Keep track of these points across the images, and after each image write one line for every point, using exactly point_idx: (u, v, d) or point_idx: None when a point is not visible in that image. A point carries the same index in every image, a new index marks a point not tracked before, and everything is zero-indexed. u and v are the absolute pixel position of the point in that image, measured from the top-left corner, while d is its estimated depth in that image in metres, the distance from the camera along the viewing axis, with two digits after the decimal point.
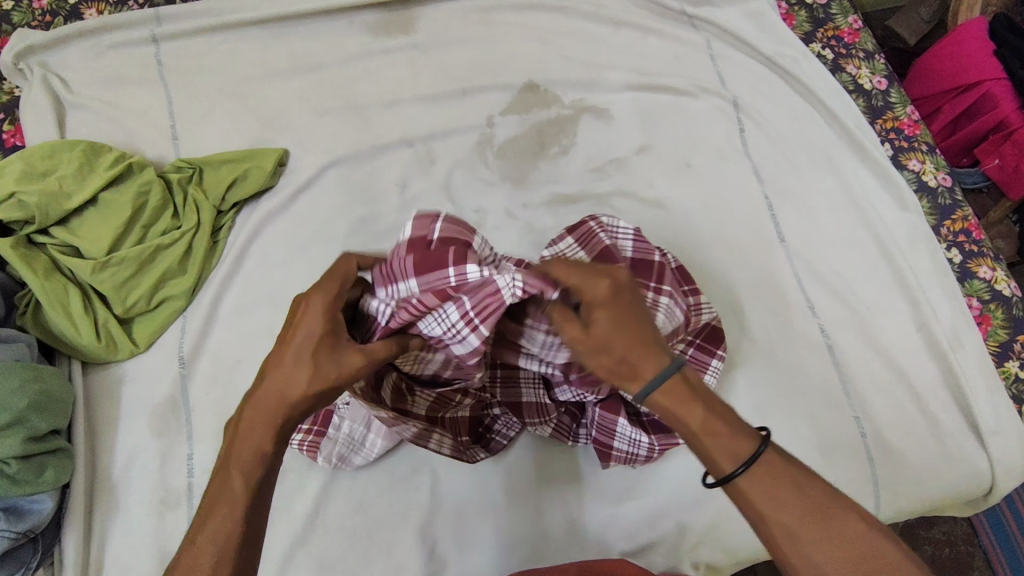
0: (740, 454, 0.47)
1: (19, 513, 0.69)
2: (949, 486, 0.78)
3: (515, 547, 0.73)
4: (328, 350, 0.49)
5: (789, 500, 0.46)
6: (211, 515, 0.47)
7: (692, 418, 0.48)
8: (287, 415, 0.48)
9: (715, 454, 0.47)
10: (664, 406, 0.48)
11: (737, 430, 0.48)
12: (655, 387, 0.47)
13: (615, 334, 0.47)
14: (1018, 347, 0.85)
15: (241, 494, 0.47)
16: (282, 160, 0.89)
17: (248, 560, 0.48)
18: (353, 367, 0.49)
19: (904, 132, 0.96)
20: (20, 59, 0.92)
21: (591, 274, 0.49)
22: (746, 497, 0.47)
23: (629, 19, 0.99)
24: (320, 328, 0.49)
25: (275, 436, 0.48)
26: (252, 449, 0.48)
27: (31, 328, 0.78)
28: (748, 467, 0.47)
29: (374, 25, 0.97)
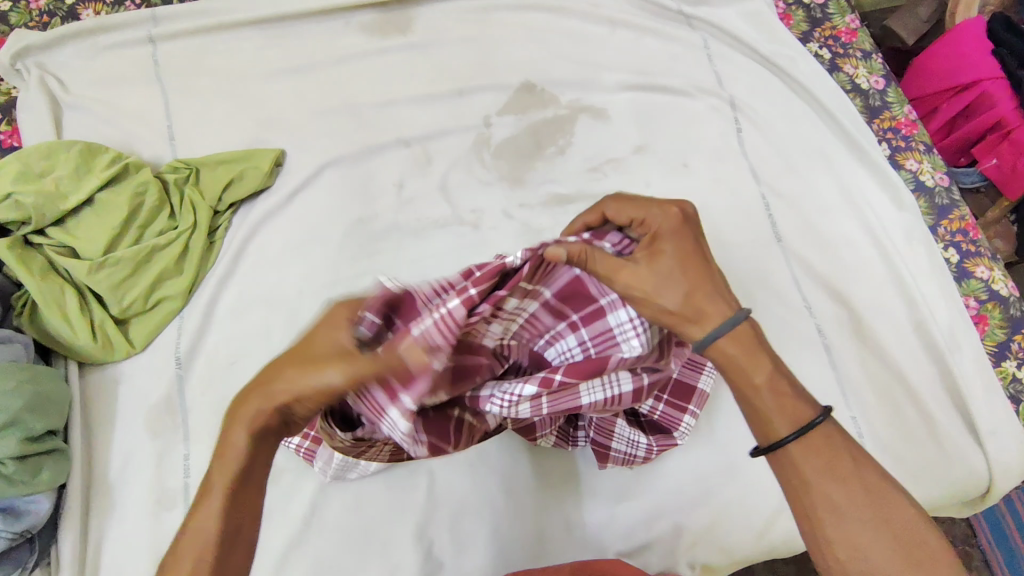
0: (798, 421, 0.49)
1: (16, 513, 0.70)
2: (946, 486, 0.78)
3: (512, 547, 0.73)
4: (329, 350, 0.46)
5: (841, 474, 0.49)
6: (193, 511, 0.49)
7: (755, 376, 0.50)
8: (259, 410, 0.48)
9: (772, 417, 0.50)
10: (729, 353, 0.51)
11: (798, 400, 0.50)
12: (722, 330, 0.50)
13: (679, 265, 0.51)
14: (1015, 347, 0.85)
15: (217, 484, 0.49)
16: (279, 160, 0.89)
17: (229, 558, 0.49)
18: (344, 373, 0.45)
19: (901, 131, 0.96)
20: (18, 60, 0.92)
21: (654, 208, 0.54)
22: (794, 463, 0.50)
23: (626, 19, 0.98)
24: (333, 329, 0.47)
25: (246, 433, 0.48)
26: (227, 443, 0.49)
27: (28, 329, 0.78)
28: (802, 434, 0.49)
29: (371, 25, 0.97)
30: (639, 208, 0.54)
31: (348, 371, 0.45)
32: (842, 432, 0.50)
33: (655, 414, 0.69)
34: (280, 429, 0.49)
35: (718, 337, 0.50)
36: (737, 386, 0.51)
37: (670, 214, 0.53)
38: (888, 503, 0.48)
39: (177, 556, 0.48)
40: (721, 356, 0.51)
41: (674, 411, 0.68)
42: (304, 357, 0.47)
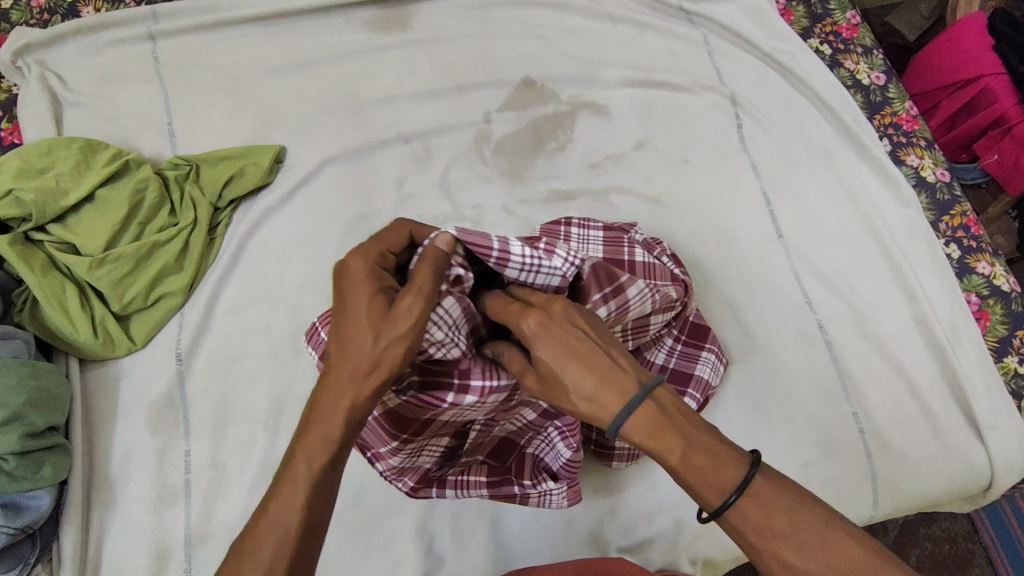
0: (722, 487, 0.44)
1: (18, 509, 0.69)
2: (948, 480, 0.78)
3: (513, 543, 0.73)
4: (377, 309, 0.47)
5: (783, 532, 0.44)
6: (275, 499, 0.46)
7: (668, 457, 0.45)
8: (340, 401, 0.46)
9: (700, 493, 0.45)
10: (636, 439, 0.45)
11: (715, 456, 0.45)
12: (624, 420, 0.44)
13: (566, 362, 0.46)
14: (1016, 343, 0.85)
15: (302, 480, 0.46)
16: (279, 156, 0.89)
17: (307, 554, 0.46)
18: (409, 312, 0.47)
19: (902, 127, 0.96)
20: (18, 57, 0.92)
21: (521, 317, 0.49)
22: (737, 531, 0.45)
23: (627, 15, 0.98)
24: (364, 300, 0.48)
25: (347, 414, 0.46)
26: (319, 427, 0.46)
27: (29, 325, 0.78)
28: (735, 497, 0.44)
29: (372, 22, 0.97)
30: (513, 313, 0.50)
31: (415, 303, 0.47)
32: (767, 475, 0.45)
33: None
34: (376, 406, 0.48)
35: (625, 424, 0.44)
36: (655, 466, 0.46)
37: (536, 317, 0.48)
38: (838, 543, 0.44)
39: (257, 547, 0.45)
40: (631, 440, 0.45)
41: None
42: (353, 320, 0.47)
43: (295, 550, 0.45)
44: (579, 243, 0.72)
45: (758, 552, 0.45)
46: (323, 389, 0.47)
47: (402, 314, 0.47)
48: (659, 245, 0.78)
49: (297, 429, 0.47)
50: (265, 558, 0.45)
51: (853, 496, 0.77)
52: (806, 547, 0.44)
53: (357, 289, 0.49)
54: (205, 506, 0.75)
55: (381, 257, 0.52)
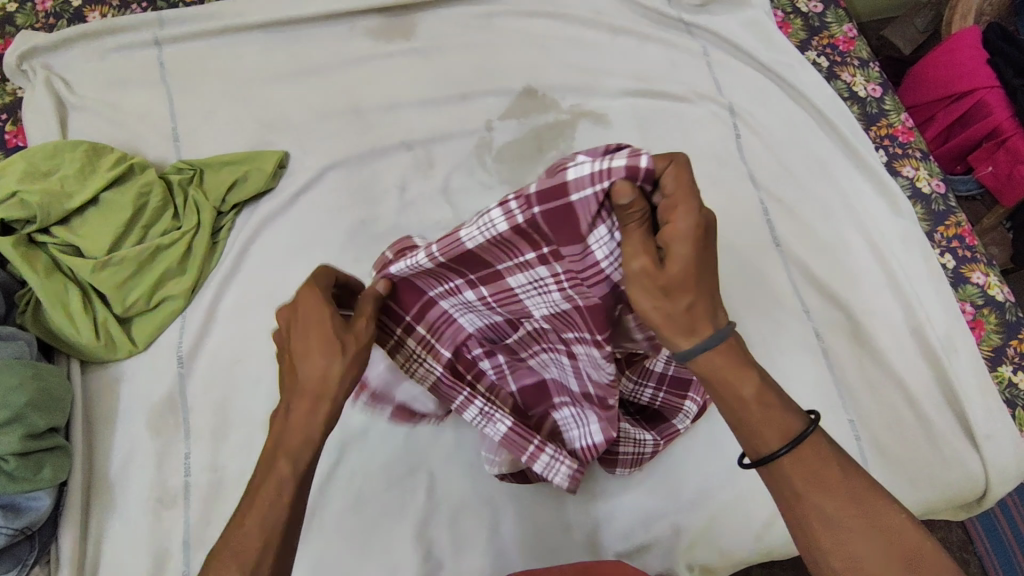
0: (784, 432, 0.48)
1: (18, 510, 0.70)
2: (943, 487, 0.79)
3: (513, 547, 0.74)
4: (341, 326, 0.51)
5: (834, 485, 0.47)
6: (261, 489, 0.49)
7: (739, 389, 0.48)
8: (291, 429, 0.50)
9: (761, 432, 0.48)
10: (713, 366, 0.49)
11: (782, 408, 0.49)
12: (704, 350, 0.48)
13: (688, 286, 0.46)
14: (1011, 352, 0.86)
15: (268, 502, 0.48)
16: (282, 161, 0.90)
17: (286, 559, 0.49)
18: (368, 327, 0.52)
19: (898, 138, 0.97)
20: (23, 60, 0.93)
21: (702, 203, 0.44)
22: (784, 476, 0.48)
23: (627, 26, 1.00)
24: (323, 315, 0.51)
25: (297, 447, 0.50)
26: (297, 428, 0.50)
27: (31, 326, 0.78)
28: (791, 447, 0.48)
29: (374, 30, 0.98)
30: (681, 197, 0.44)
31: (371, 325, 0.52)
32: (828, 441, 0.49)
33: (656, 402, 0.72)
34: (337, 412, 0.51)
35: (704, 350, 0.48)
36: (724, 403, 0.49)
37: (699, 232, 0.45)
38: (882, 510, 0.47)
39: (245, 541, 0.47)
40: (704, 369, 0.49)
41: (675, 397, 0.70)
42: (315, 336, 0.50)
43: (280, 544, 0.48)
44: None
45: (801, 500, 0.48)
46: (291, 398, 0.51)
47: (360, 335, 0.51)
48: None
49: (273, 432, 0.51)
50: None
51: None
52: (849, 500, 0.47)
53: (310, 313, 0.51)
54: (205, 508, 0.75)
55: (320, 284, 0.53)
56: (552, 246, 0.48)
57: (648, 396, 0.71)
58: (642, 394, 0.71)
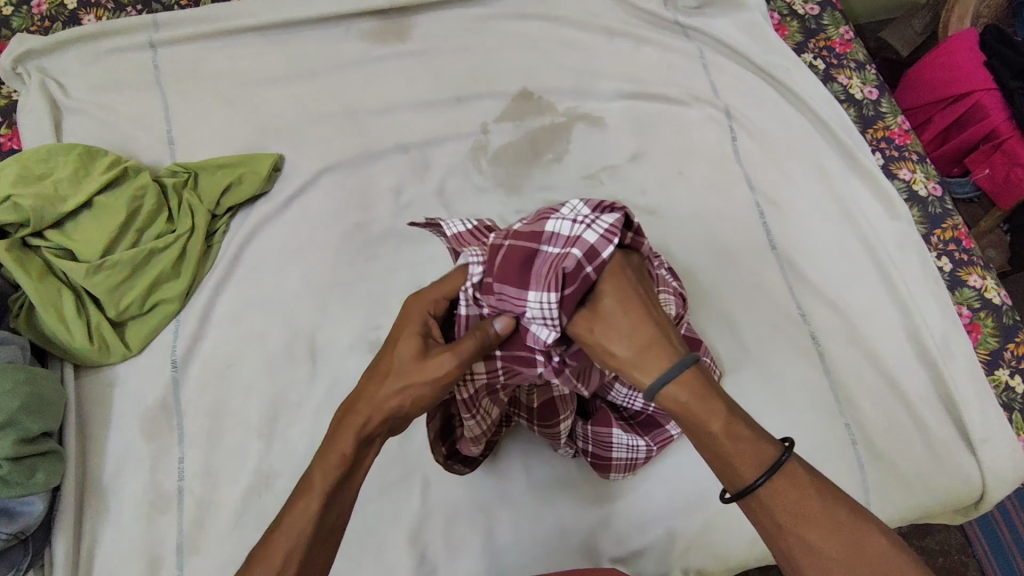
0: (761, 464, 0.45)
1: (11, 515, 0.69)
2: (940, 491, 0.78)
3: (507, 551, 0.73)
4: (420, 351, 0.53)
5: (813, 514, 0.45)
6: (293, 503, 0.49)
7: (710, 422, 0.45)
8: (369, 414, 0.51)
9: (736, 464, 0.45)
10: (679, 401, 0.46)
11: (758, 439, 0.46)
12: (663, 382, 0.46)
13: (623, 316, 0.49)
14: (1008, 356, 0.86)
15: (323, 482, 0.49)
16: (278, 164, 0.90)
17: (320, 541, 0.49)
18: (438, 365, 0.52)
19: (895, 141, 0.97)
20: (18, 64, 0.92)
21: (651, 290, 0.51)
22: (763, 507, 0.45)
23: (623, 28, 0.99)
24: (416, 334, 0.54)
25: (355, 433, 0.51)
26: (336, 445, 0.50)
27: (25, 330, 0.78)
28: (768, 477, 0.45)
29: (370, 32, 0.98)
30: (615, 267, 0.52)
31: (445, 361, 0.52)
32: (818, 484, 0.46)
33: (649, 409, 0.71)
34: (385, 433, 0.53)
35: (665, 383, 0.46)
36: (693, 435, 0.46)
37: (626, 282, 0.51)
38: (864, 534, 0.45)
39: (268, 552, 0.47)
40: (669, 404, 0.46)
41: None
42: (393, 362, 0.53)
43: (303, 560, 0.47)
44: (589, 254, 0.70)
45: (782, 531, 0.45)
46: (346, 414, 0.52)
47: (433, 367, 0.52)
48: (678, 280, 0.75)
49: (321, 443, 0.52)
50: (279, 548, 0.47)
51: None
52: (830, 527, 0.44)
53: (405, 335, 0.54)
54: (198, 512, 0.75)
55: (434, 303, 0.57)
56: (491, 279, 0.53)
57: (641, 403, 0.70)
58: (635, 401, 0.70)
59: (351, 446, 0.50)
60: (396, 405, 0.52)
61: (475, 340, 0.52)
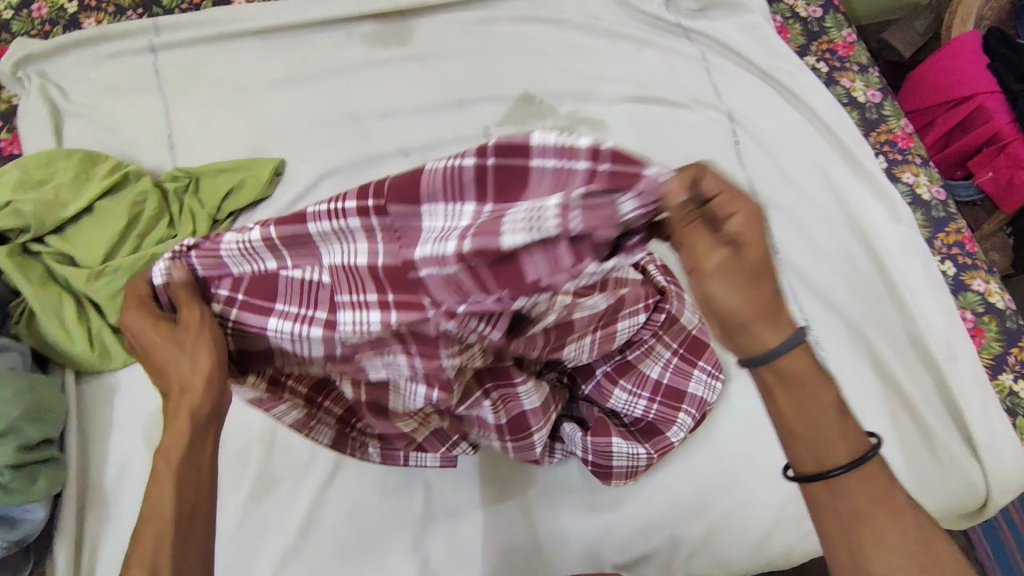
0: (852, 453, 0.43)
1: (12, 522, 0.69)
2: (943, 497, 0.78)
3: (509, 558, 0.73)
4: (163, 328, 0.47)
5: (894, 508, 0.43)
6: (144, 513, 0.46)
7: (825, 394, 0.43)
8: (181, 399, 0.46)
9: (831, 441, 0.43)
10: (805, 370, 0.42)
11: (851, 424, 0.44)
12: (789, 347, 0.41)
13: (765, 266, 0.40)
14: (1011, 360, 0.85)
15: (170, 475, 0.46)
16: (278, 169, 0.90)
17: (190, 526, 0.46)
18: (192, 320, 0.47)
19: (898, 144, 0.96)
20: (18, 68, 0.92)
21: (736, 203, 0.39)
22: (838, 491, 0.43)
23: (624, 31, 0.99)
24: (152, 323, 0.48)
25: (182, 421, 0.46)
26: (171, 444, 0.46)
27: (26, 337, 0.78)
28: (848, 469, 0.43)
29: (372, 36, 0.98)
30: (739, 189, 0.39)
31: (196, 313, 0.48)
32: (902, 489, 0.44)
33: (650, 415, 0.71)
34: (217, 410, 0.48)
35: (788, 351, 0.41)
36: (790, 400, 0.43)
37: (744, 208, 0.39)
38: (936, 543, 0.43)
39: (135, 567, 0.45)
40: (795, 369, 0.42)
41: (668, 409, 0.71)
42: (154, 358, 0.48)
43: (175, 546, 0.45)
44: None
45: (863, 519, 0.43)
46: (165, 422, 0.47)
47: (184, 326, 0.47)
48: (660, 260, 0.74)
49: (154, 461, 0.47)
50: (149, 552, 0.45)
51: None
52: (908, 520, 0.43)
53: (141, 332, 0.48)
54: None
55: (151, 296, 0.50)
56: (382, 202, 0.42)
57: (641, 409, 0.70)
58: (636, 407, 0.70)
59: (185, 433, 0.46)
60: (203, 384, 0.46)
61: (186, 291, 0.49)
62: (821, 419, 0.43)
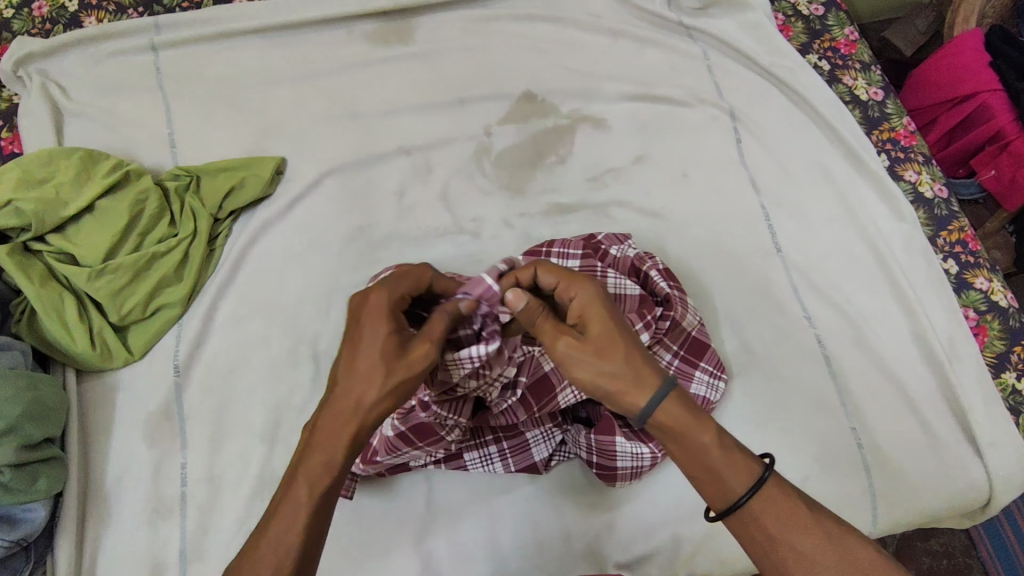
0: (749, 480, 0.51)
1: (13, 522, 0.69)
2: (948, 496, 0.78)
3: (511, 557, 0.73)
4: (401, 348, 0.53)
5: (806, 527, 0.50)
6: (276, 520, 0.51)
7: (703, 436, 0.51)
8: (358, 418, 0.52)
9: (726, 479, 0.51)
10: (671, 416, 0.51)
11: (742, 457, 0.51)
12: (658, 400, 0.51)
13: (610, 335, 0.52)
14: (1014, 359, 0.85)
15: (309, 493, 0.51)
16: (280, 168, 0.89)
17: (318, 540, 0.51)
18: (421, 359, 0.53)
19: (900, 142, 0.96)
20: (19, 67, 0.92)
21: (579, 290, 0.55)
22: (755, 518, 0.51)
23: (626, 29, 0.99)
24: (392, 330, 0.53)
25: (344, 450, 0.52)
26: (322, 456, 0.52)
27: (26, 335, 0.78)
28: (753, 494, 0.51)
29: (372, 34, 0.98)
30: (577, 280, 0.56)
31: (427, 356, 0.53)
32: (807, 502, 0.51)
33: None
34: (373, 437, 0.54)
35: (655, 406, 0.51)
36: (683, 450, 0.52)
37: (591, 297, 0.54)
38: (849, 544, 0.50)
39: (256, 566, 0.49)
40: (664, 423, 0.51)
41: None
42: (362, 355, 0.53)
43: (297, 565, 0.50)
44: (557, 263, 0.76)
45: (780, 547, 0.50)
46: (322, 426, 0.52)
47: (414, 359, 0.53)
48: (654, 259, 0.78)
49: (292, 465, 0.52)
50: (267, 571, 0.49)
51: (852, 513, 0.76)
52: (818, 534, 0.50)
53: (375, 325, 0.53)
54: (201, 518, 0.74)
55: (403, 296, 0.56)
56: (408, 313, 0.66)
57: None
58: None
59: (338, 462, 0.52)
60: (375, 415, 0.52)
61: (444, 321, 0.55)
62: (705, 460, 0.51)
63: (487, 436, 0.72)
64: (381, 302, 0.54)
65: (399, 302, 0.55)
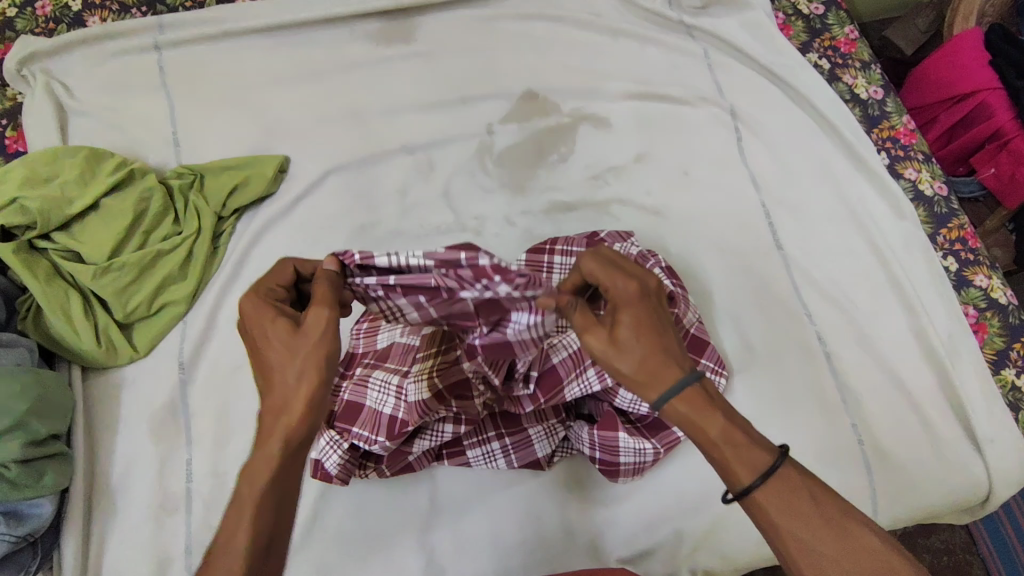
0: (758, 468, 0.49)
1: (19, 517, 0.69)
2: (948, 491, 0.78)
3: (514, 553, 0.73)
4: (288, 331, 0.50)
5: (806, 513, 0.48)
6: (224, 525, 0.48)
7: (710, 431, 0.49)
8: (283, 406, 0.49)
9: (735, 470, 0.49)
10: (682, 413, 0.49)
11: (751, 447, 0.49)
12: (672, 395, 0.49)
13: (638, 336, 0.49)
14: (1014, 355, 0.85)
15: (255, 491, 0.48)
16: (283, 166, 0.90)
17: (273, 539, 0.48)
18: (315, 325, 0.50)
19: (900, 141, 0.97)
20: (23, 66, 0.92)
21: (624, 282, 0.50)
22: (762, 508, 0.49)
23: (627, 28, 0.99)
24: (274, 320, 0.51)
25: (281, 443, 0.48)
26: (259, 458, 0.48)
27: (31, 333, 0.78)
28: (763, 481, 0.48)
29: (374, 33, 0.98)
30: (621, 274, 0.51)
31: (323, 319, 0.50)
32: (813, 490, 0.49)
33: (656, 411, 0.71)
34: (317, 425, 0.50)
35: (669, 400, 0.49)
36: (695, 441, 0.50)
37: (637, 293, 0.50)
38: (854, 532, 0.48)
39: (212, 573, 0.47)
40: (674, 417, 0.50)
41: None
42: (263, 354, 0.50)
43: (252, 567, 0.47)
44: (559, 269, 0.75)
45: (781, 533, 0.49)
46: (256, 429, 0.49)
47: (309, 331, 0.50)
48: (654, 256, 0.78)
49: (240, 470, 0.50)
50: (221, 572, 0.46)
51: None
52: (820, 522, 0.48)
53: (260, 326, 0.51)
54: (206, 514, 0.75)
55: (272, 291, 0.54)
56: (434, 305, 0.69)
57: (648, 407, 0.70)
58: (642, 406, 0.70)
59: (278, 453, 0.48)
60: (306, 402, 0.48)
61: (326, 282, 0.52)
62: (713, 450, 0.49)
63: (490, 432, 0.72)
64: (251, 305, 0.52)
65: (274, 291, 0.54)
